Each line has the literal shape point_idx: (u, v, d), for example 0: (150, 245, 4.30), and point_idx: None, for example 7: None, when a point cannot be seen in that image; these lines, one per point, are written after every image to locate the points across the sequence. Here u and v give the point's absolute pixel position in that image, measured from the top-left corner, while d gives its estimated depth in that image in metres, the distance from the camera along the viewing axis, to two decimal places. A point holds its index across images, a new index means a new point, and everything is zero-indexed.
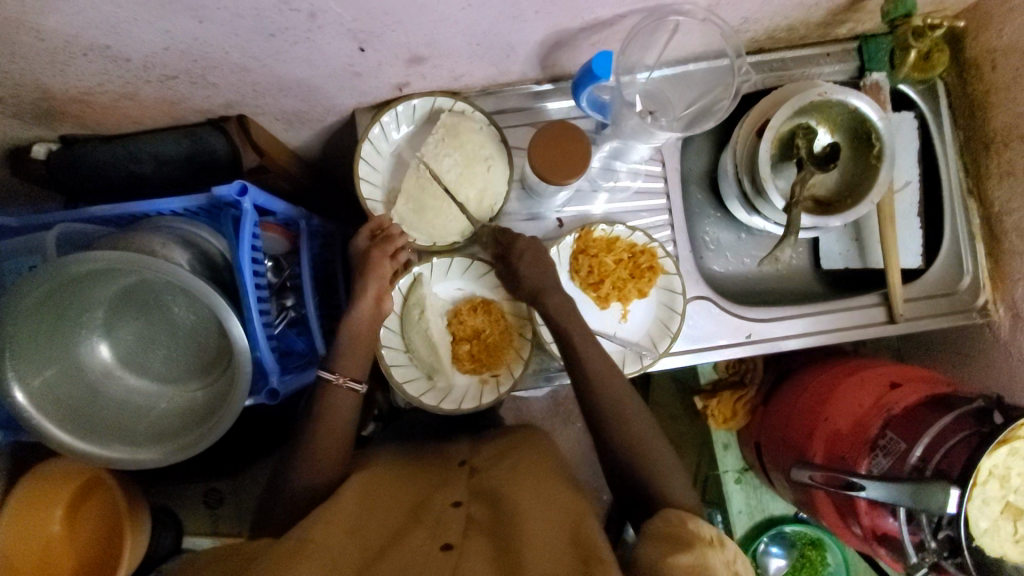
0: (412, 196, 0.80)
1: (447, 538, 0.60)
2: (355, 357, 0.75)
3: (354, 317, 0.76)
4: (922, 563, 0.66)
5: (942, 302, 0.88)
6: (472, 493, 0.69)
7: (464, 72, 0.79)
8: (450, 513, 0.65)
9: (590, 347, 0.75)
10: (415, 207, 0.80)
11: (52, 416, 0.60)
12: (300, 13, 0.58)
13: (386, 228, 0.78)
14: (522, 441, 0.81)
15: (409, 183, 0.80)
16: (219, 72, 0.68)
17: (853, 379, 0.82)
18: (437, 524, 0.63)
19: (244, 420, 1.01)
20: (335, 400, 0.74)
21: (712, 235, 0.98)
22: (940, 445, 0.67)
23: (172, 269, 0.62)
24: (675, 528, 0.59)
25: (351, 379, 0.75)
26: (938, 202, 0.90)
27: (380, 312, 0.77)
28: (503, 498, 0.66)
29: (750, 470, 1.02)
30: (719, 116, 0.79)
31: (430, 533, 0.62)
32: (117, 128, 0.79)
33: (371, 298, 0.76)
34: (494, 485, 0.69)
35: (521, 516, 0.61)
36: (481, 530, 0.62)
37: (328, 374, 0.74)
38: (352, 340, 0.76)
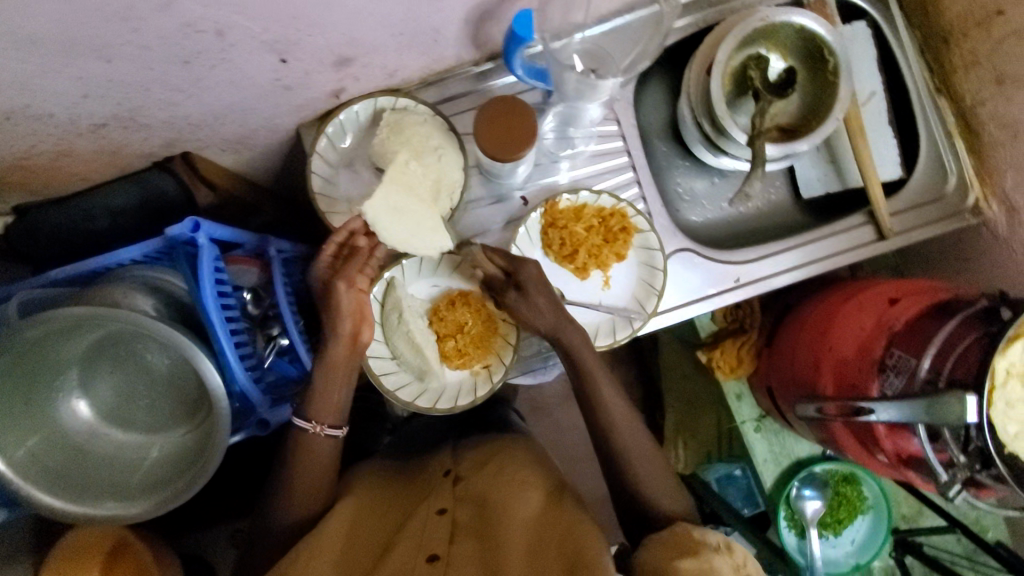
0: (394, 195, 0.73)
1: (433, 549, 0.65)
2: (328, 403, 0.74)
3: (331, 351, 0.73)
4: (954, 481, 0.62)
5: (931, 208, 0.85)
6: (456, 500, 0.74)
7: (398, 66, 0.78)
8: (435, 520, 0.70)
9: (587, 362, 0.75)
10: (395, 207, 0.73)
11: (42, 483, 0.59)
12: (206, 33, 0.56)
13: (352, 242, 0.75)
14: (504, 446, 0.86)
15: (393, 175, 0.74)
16: (147, 111, 0.67)
17: (851, 304, 0.79)
18: (422, 536, 0.68)
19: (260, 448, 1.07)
20: (312, 447, 0.74)
21: (685, 185, 0.95)
22: (948, 354, 0.63)
23: (133, 317, 0.60)
24: (679, 541, 0.60)
25: (328, 427, 0.74)
26: (908, 108, 0.86)
27: (357, 350, 0.75)
28: (491, 507, 0.70)
29: (768, 416, 0.99)
30: (652, 54, 0.81)
31: (414, 543, 0.67)
32: (68, 188, 0.79)
33: (345, 334, 0.74)
34: (480, 490, 0.74)
35: (507, 529, 0.65)
36: (469, 532, 0.68)
37: (304, 423, 0.74)
38: (330, 376, 0.74)
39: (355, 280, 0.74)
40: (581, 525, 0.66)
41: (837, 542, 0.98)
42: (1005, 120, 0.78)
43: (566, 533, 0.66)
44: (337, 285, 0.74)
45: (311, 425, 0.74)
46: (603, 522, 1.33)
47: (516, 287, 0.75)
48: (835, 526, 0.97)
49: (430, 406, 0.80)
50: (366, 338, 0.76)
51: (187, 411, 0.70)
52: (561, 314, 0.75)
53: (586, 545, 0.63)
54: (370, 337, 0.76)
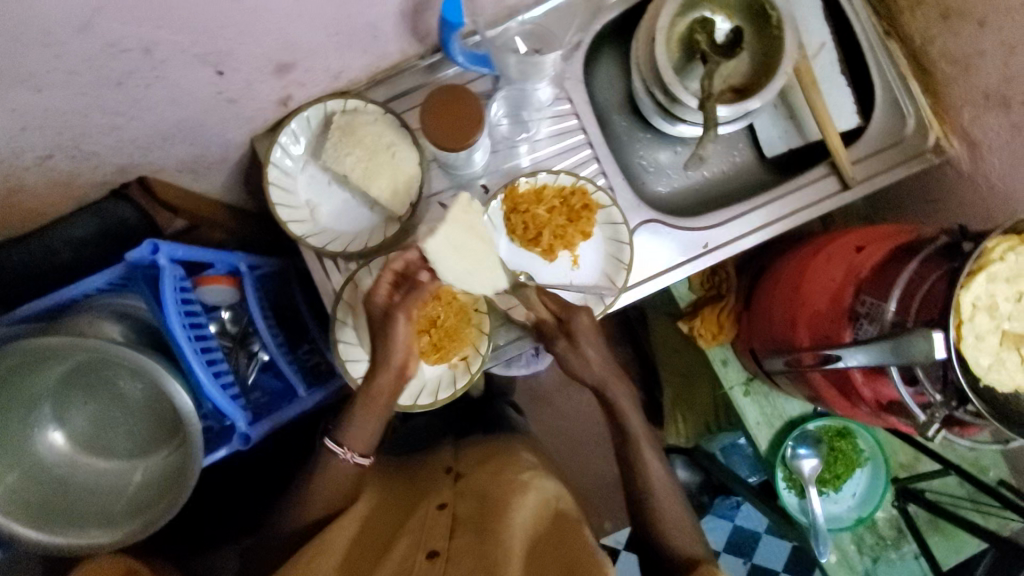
0: (455, 235, 0.70)
1: (432, 545, 0.65)
2: (364, 435, 0.76)
3: (379, 381, 0.74)
4: (931, 421, 0.61)
5: (892, 152, 0.84)
6: (455, 496, 0.75)
7: (341, 68, 0.78)
8: (435, 515, 0.70)
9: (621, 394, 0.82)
10: (455, 248, 0.70)
11: (24, 518, 0.59)
12: (133, 51, 0.56)
13: (410, 277, 0.73)
14: (501, 449, 0.86)
15: (455, 218, 0.70)
16: (91, 138, 0.67)
17: (819, 257, 0.78)
18: (422, 532, 0.68)
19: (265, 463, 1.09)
20: (337, 468, 0.77)
21: (648, 157, 0.95)
22: (915, 293, 0.63)
23: (97, 343, 0.60)
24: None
25: (358, 455, 0.77)
26: (859, 55, 0.86)
27: (400, 384, 0.75)
28: (489, 503, 0.70)
29: (756, 379, 0.98)
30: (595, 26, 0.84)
31: (414, 540, 0.66)
32: (28, 226, 0.79)
33: (396, 365, 0.73)
34: (479, 487, 0.75)
35: (505, 522, 0.66)
36: (468, 528, 0.67)
37: (334, 446, 0.77)
38: (368, 405, 0.75)
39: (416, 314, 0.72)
40: (583, 539, 0.68)
41: (838, 498, 0.98)
42: (955, 56, 0.77)
43: (561, 541, 0.68)
44: (397, 317, 0.72)
45: (341, 450, 0.77)
46: (613, 501, 1.34)
47: (566, 337, 0.78)
48: (835, 483, 0.96)
49: (413, 403, 0.80)
50: (412, 371, 0.75)
51: (166, 432, 0.71)
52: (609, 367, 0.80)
53: (581, 551, 0.65)
54: (416, 369, 0.75)
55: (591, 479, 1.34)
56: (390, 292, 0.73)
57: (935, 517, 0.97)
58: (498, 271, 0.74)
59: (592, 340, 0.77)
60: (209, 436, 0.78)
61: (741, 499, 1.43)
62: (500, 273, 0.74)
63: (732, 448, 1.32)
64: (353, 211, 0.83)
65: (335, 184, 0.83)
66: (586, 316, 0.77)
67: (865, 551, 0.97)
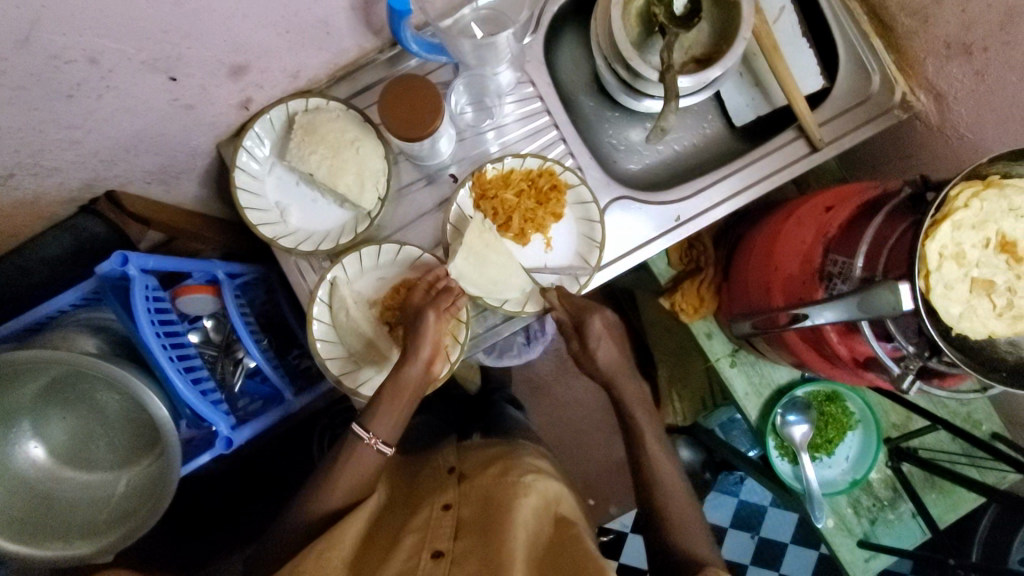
0: (474, 249, 0.78)
1: (436, 545, 0.66)
2: (388, 420, 0.74)
3: (404, 373, 0.74)
4: (906, 372, 0.62)
5: (860, 111, 0.84)
6: (460, 496, 0.74)
7: (299, 66, 0.77)
8: (439, 516, 0.70)
9: (627, 385, 0.84)
10: (475, 260, 0.78)
11: (8, 533, 0.61)
12: (78, 62, 0.56)
13: (438, 284, 0.78)
14: (507, 451, 0.84)
15: (472, 236, 0.78)
16: (50, 154, 0.67)
17: (791, 221, 0.78)
18: (427, 532, 0.68)
19: (267, 471, 1.13)
20: (354, 460, 0.74)
21: (619, 136, 0.95)
22: (881, 248, 0.63)
23: (65, 358, 0.60)
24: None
25: (382, 442, 0.74)
26: (820, 16, 0.85)
27: (430, 377, 0.76)
28: (495, 503, 0.70)
29: (741, 349, 0.98)
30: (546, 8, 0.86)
31: (418, 539, 0.67)
32: (2, 249, 0.79)
33: (422, 361, 0.74)
34: (485, 490, 0.74)
35: (508, 522, 0.66)
36: (474, 528, 0.68)
37: (362, 432, 0.74)
38: (394, 397, 0.74)
39: (446, 314, 0.75)
40: (583, 545, 0.67)
41: (831, 462, 0.98)
42: (913, 8, 0.76)
43: (563, 550, 0.67)
44: (426, 314, 0.74)
45: (368, 436, 0.74)
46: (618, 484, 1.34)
47: (576, 332, 0.81)
48: (826, 447, 0.96)
49: None
50: (436, 372, 0.77)
51: (147, 442, 0.72)
52: (620, 364, 0.83)
53: (586, 558, 0.64)
54: (440, 370, 0.77)
55: (593, 463, 1.34)
56: (424, 297, 0.77)
57: (930, 475, 0.97)
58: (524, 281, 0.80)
59: (608, 337, 0.81)
60: (194, 443, 0.78)
61: (744, 474, 1.43)
62: (526, 284, 0.80)
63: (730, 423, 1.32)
64: (324, 210, 0.83)
65: (303, 185, 0.83)
66: (606, 316, 0.80)
67: (863, 513, 0.97)
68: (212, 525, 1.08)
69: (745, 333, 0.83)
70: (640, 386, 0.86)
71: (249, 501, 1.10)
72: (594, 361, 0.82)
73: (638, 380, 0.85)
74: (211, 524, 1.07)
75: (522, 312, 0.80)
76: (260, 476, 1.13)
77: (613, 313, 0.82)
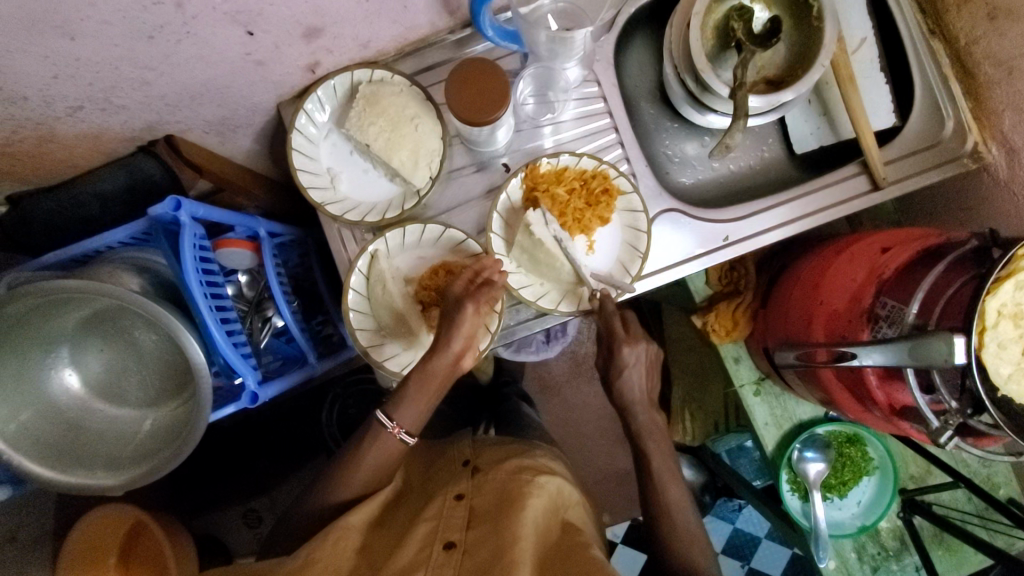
0: (526, 249, 0.79)
1: (449, 536, 0.66)
2: (410, 411, 0.75)
3: (436, 363, 0.74)
4: (945, 426, 0.60)
5: (927, 155, 0.82)
6: (474, 488, 0.74)
7: (370, 37, 0.77)
8: (451, 506, 0.71)
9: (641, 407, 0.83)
10: (529, 258, 0.80)
11: (33, 455, 0.62)
12: (165, 5, 0.56)
13: (483, 276, 0.75)
14: (523, 449, 0.84)
15: (522, 236, 0.78)
16: (121, 92, 0.68)
17: (843, 256, 0.76)
18: (440, 521, 0.68)
19: (276, 431, 1.15)
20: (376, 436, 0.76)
21: (674, 148, 0.93)
22: (938, 298, 0.62)
23: (114, 291, 0.61)
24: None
25: (406, 431, 0.76)
26: (901, 53, 0.84)
27: (458, 370, 0.76)
28: (509, 500, 0.70)
29: (767, 378, 0.97)
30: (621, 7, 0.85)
31: (433, 528, 0.67)
32: (56, 178, 0.80)
33: (453, 352, 0.74)
34: (500, 485, 0.74)
35: (518, 519, 0.66)
36: (486, 520, 0.68)
37: (385, 420, 0.75)
38: (422, 385, 0.74)
39: (485, 309, 0.74)
40: (587, 553, 0.67)
41: (842, 505, 0.97)
42: (1000, 58, 0.74)
43: (570, 553, 0.67)
44: (465, 306, 0.73)
45: (391, 424, 0.75)
46: (617, 493, 1.34)
47: (608, 351, 0.81)
48: (840, 488, 0.95)
49: None
50: (465, 364, 0.76)
51: (178, 386, 0.73)
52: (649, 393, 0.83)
53: (588, 562, 0.65)
54: (468, 365, 0.76)
55: (596, 470, 1.34)
56: (465, 288, 0.75)
57: (940, 532, 0.95)
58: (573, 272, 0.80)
59: (642, 364, 0.81)
60: (222, 393, 0.80)
61: (743, 502, 1.42)
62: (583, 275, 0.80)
63: (739, 451, 1.31)
64: (373, 182, 0.84)
65: (356, 155, 0.84)
66: (645, 347, 0.81)
67: (866, 560, 0.96)
68: (224, 472, 1.12)
69: (787, 363, 0.80)
70: (656, 416, 0.84)
71: (258, 457, 1.13)
72: (617, 380, 0.82)
73: (653, 409, 0.84)
74: (220, 474, 1.12)
75: (554, 309, 0.81)
76: (269, 434, 1.14)
77: (653, 348, 0.82)
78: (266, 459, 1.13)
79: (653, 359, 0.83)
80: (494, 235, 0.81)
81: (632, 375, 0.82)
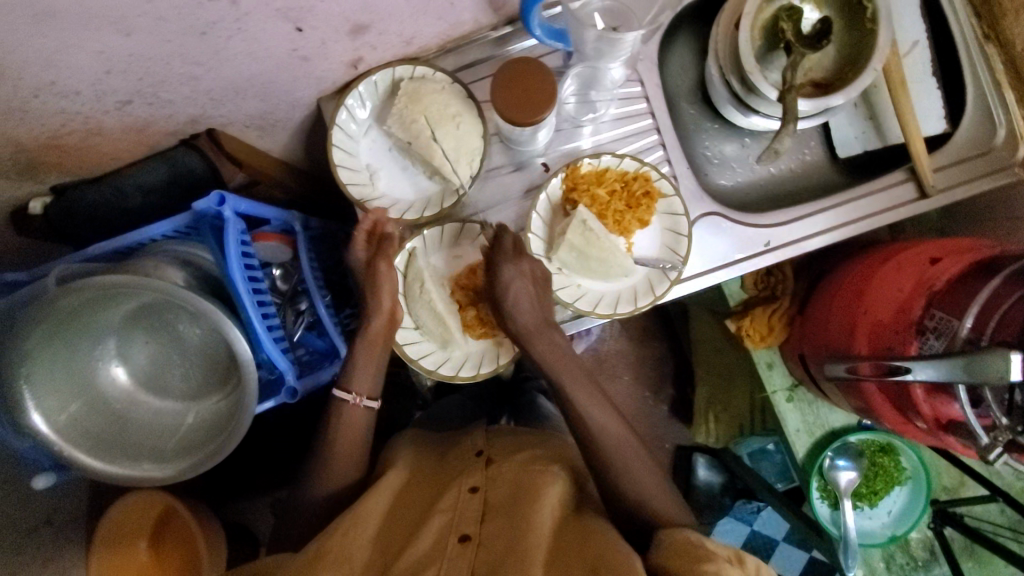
0: (576, 246, 0.77)
1: (464, 529, 0.66)
2: (366, 374, 0.78)
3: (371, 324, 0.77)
4: (994, 443, 0.59)
5: (978, 163, 0.80)
6: (488, 479, 0.74)
7: (414, 33, 0.77)
8: (466, 498, 0.70)
9: (537, 335, 0.75)
10: (579, 255, 0.78)
11: (83, 446, 0.64)
12: (220, 2, 0.56)
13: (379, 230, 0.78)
14: (537, 440, 0.85)
15: (573, 235, 0.77)
16: (170, 87, 0.68)
17: (890, 264, 0.76)
18: (454, 513, 0.68)
19: (281, 434, 1.10)
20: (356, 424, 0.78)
21: (714, 148, 0.92)
22: (993, 312, 0.61)
23: (162, 285, 0.62)
24: (687, 547, 0.59)
25: (367, 398, 0.79)
26: (954, 56, 0.82)
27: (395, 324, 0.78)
28: (523, 489, 0.70)
29: (801, 385, 0.96)
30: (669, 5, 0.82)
31: (448, 520, 0.67)
32: (100, 169, 0.81)
33: (386, 309, 0.77)
34: (513, 474, 0.73)
35: (537, 516, 0.65)
36: (500, 512, 0.68)
37: (345, 394, 0.78)
38: (368, 347, 0.78)
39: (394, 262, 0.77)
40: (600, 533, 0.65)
41: (872, 514, 0.97)
42: None
43: (586, 539, 0.65)
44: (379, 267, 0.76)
45: (351, 397, 0.78)
46: None
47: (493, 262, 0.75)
48: (870, 498, 0.95)
49: (454, 374, 0.81)
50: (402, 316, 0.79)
51: (220, 379, 0.74)
52: (545, 320, 0.75)
53: (606, 545, 0.63)
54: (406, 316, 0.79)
55: None
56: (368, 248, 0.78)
57: (971, 542, 0.93)
58: (628, 263, 0.78)
59: (527, 281, 0.74)
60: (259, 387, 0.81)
61: (763, 504, 1.41)
62: (631, 265, 0.78)
63: (761, 453, 1.32)
64: (413, 179, 0.83)
65: (395, 151, 0.83)
66: (529, 261, 0.75)
67: (894, 570, 0.95)
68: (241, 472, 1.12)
69: (838, 376, 0.76)
70: (556, 337, 0.76)
71: (271, 459, 1.11)
72: (505, 306, 0.74)
73: (549, 329, 0.76)
74: (241, 469, 1.12)
75: (592, 312, 0.79)
76: (276, 437, 1.10)
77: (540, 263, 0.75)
78: (277, 461, 1.11)
79: (541, 277, 0.76)
80: (533, 236, 0.80)
81: (517, 296, 0.74)
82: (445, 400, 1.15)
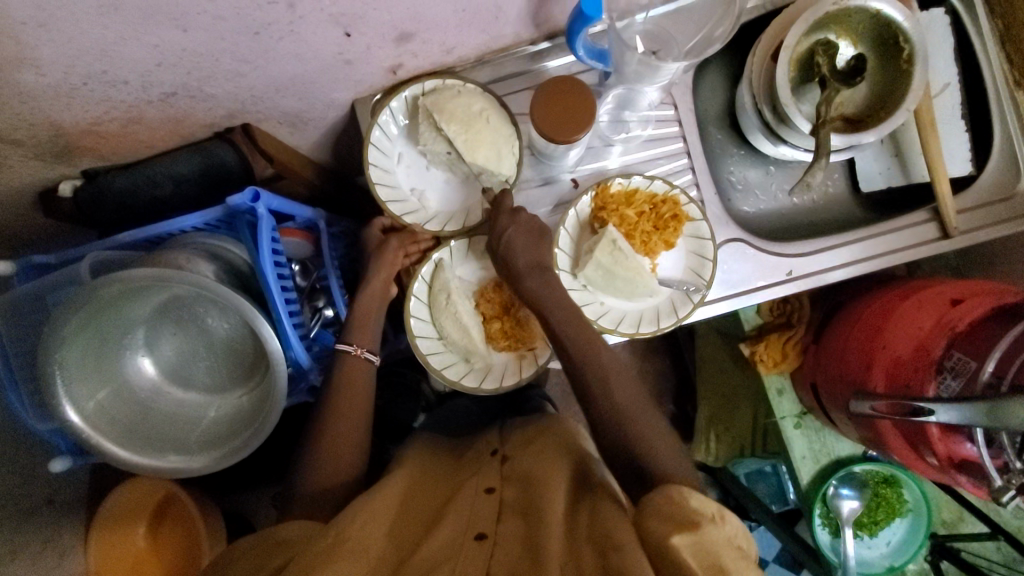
0: (603, 264, 0.77)
1: (480, 528, 0.62)
2: (366, 329, 0.81)
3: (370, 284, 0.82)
4: (1008, 486, 0.60)
5: (1001, 208, 0.82)
6: (501, 479, 0.73)
7: (456, 43, 0.78)
8: (480, 499, 0.69)
9: (535, 278, 0.75)
10: (605, 274, 0.78)
11: (109, 435, 0.64)
12: (278, 4, 0.57)
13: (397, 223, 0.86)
14: (545, 429, 0.84)
15: (601, 252, 0.77)
16: (215, 82, 0.68)
17: (910, 303, 0.77)
18: (472, 512, 0.66)
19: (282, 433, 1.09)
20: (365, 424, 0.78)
21: (739, 174, 0.93)
22: (1017, 357, 0.61)
23: (200, 280, 0.62)
24: (673, 509, 0.54)
25: (367, 349, 0.80)
26: (983, 100, 0.83)
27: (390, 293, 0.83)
28: (534, 484, 0.69)
29: (809, 413, 0.97)
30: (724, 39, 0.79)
31: (460, 523, 0.64)
32: (133, 156, 0.81)
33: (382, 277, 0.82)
34: (526, 470, 0.73)
35: (549, 509, 0.63)
36: (514, 512, 0.65)
37: (346, 346, 0.80)
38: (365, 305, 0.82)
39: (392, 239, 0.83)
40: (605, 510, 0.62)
41: (871, 544, 0.98)
42: None
43: (596, 518, 0.61)
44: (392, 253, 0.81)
45: (352, 348, 0.80)
46: None
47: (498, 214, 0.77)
48: (871, 527, 0.96)
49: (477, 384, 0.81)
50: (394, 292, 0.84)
51: (243, 374, 0.75)
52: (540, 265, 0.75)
53: (612, 522, 0.59)
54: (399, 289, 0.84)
55: None
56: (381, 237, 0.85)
57: None
58: (653, 285, 0.78)
59: (523, 228, 0.76)
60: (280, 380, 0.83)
61: (757, 524, 1.42)
62: (655, 286, 0.79)
63: (759, 473, 1.32)
64: (444, 189, 0.84)
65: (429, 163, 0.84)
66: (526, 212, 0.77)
67: None
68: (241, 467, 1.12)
69: (859, 412, 0.75)
70: (552, 281, 0.76)
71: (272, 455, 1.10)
72: (504, 251, 0.75)
73: (547, 274, 0.76)
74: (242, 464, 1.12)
75: (614, 330, 0.80)
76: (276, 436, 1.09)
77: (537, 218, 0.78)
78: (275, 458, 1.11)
79: (538, 230, 0.77)
80: (560, 251, 0.81)
81: (514, 243, 0.75)
82: (451, 404, 1.11)
